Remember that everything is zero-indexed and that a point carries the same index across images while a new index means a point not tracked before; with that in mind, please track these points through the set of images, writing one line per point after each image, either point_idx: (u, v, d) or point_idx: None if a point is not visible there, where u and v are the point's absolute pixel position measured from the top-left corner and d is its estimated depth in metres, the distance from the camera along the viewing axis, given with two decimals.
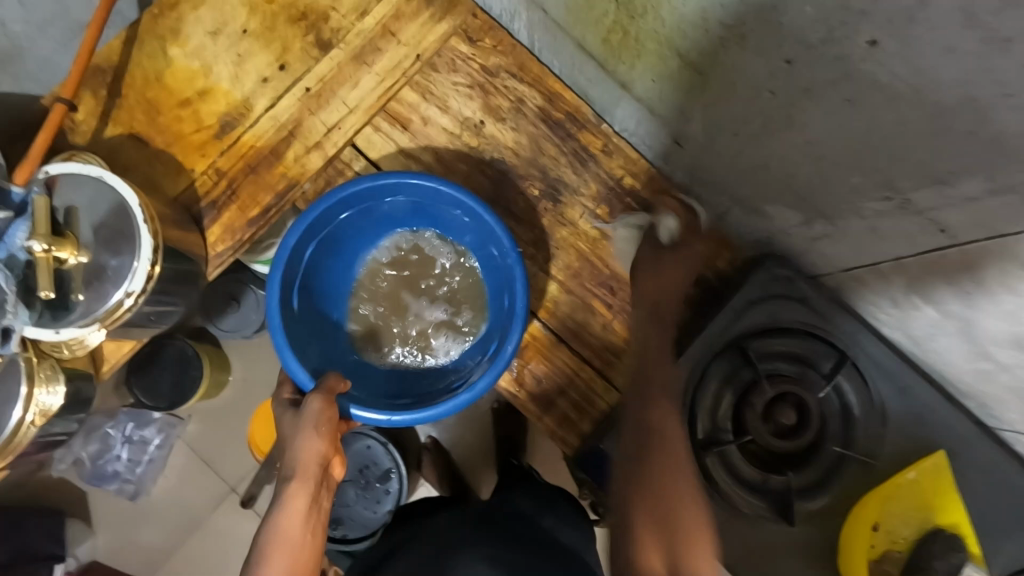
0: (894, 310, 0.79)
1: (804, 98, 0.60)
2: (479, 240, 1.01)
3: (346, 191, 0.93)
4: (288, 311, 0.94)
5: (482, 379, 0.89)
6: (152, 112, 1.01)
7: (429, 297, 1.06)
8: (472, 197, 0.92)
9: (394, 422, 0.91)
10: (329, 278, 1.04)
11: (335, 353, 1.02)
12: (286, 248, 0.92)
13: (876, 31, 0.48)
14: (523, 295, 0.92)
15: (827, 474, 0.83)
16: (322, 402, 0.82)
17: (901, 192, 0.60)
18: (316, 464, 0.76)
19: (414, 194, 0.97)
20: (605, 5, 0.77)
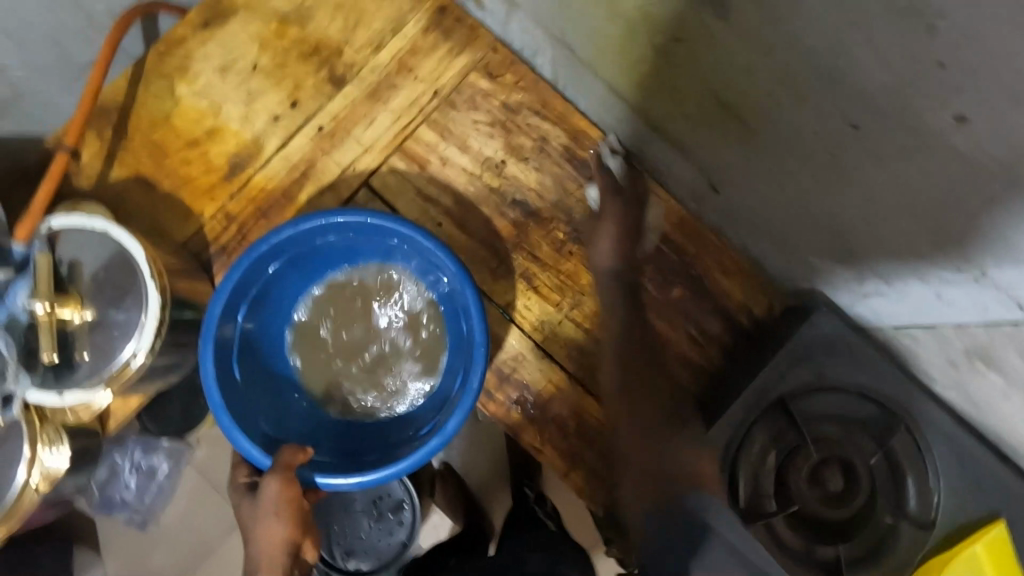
0: (952, 372, 0.74)
1: (869, 163, 0.55)
2: (423, 263, 0.92)
3: (266, 244, 0.85)
4: (230, 383, 0.86)
5: (449, 421, 0.82)
6: (159, 154, 0.97)
7: (374, 334, 0.94)
8: (412, 226, 0.84)
9: (365, 483, 0.82)
10: (272, 337, 0.95)
11: (290, 418, 0.93)
12: (212, 319, 0.83)
13: (965, 106, 0.43)
14: (479, 320, 0.83)
15: (878, 547, 0.77)
16: (280, 485, 0.79)
17: (976, 264, 0.55)
18: (282, 547, 0.78)
19: (350, 231, 0.88)
20: (641, 51, 0.72)
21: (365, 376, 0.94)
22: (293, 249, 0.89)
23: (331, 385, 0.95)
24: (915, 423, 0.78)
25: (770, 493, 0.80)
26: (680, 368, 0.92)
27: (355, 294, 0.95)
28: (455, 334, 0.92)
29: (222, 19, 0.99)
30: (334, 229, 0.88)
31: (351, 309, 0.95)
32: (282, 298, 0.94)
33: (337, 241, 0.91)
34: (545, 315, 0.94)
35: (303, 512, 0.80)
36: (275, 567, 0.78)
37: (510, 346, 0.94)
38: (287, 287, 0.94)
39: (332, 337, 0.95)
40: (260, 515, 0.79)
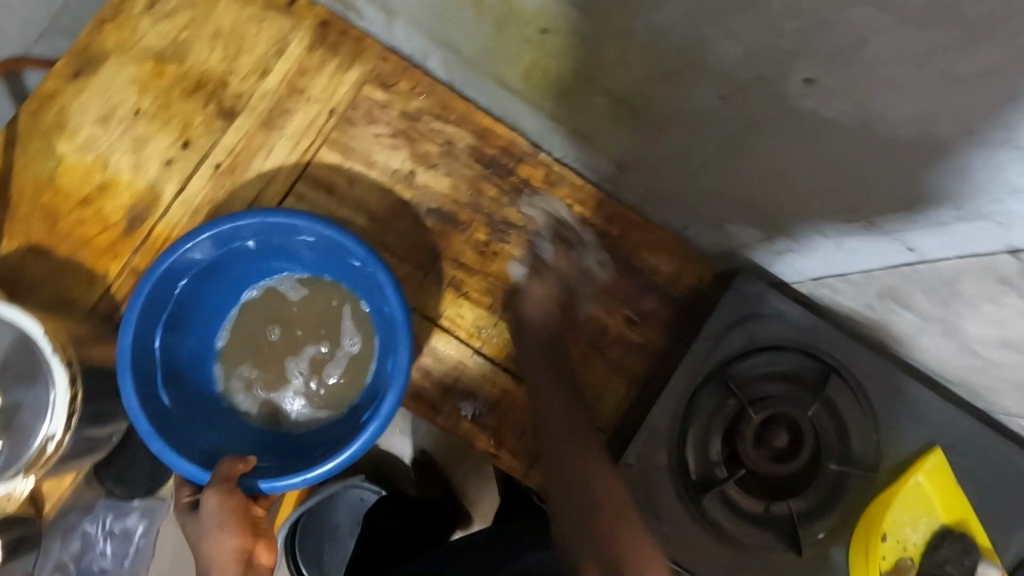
0: (873, 314, 0.75)
1: (748, 131, 0.55)
2: (335, 256, 0.88)
3: (165, 262, 0.81)
4: (157, 409, 0.82)
5: (383, 406, 0.79)
6: (49, 218, 0.91)
7: (304, 332, 0.90)
8: (308, 215, 0.82)
9: (312, 479, 0.78)
10: (199, 356, 0.90)
11: (233, 436, 0.88)
12: (126, 349, 0.80)
13: (811, 69, 0.42)
14: (399, 296, 0.81)
15: (828, 497, 0.79)
16: (220, 497, 0.74)
17: (864, 215, 0.56)
18: (231, 556, 0.73)
19: (254, 236, 0.85)
20: (519, 47, 0.69)
21: (302, 383, 0.90)
22: (198, 264, 0.85)
23: (279, 401, 0.90)
24: (850, 373, 0.80)
25: (721, 461, 0.81)
26: (620, 350, 0.92)
27: (280, 304, 0.92)
28: (378, 316, 0.88)
29: (94, 67, 0.94)
30: (233, 237, 0.84)
31: (279, 321, 0.91)
32: (203, 320, 0.90)
33: (248, 247, 0.87)
34: (481, 319, 0.93)
35: (253, 521, 0.76)
36: None
37: (449, 356, 0.93)
38: (205, 306, 0.90)
39: (270, 350, 0.90)
40: (205, 530, 0.74)
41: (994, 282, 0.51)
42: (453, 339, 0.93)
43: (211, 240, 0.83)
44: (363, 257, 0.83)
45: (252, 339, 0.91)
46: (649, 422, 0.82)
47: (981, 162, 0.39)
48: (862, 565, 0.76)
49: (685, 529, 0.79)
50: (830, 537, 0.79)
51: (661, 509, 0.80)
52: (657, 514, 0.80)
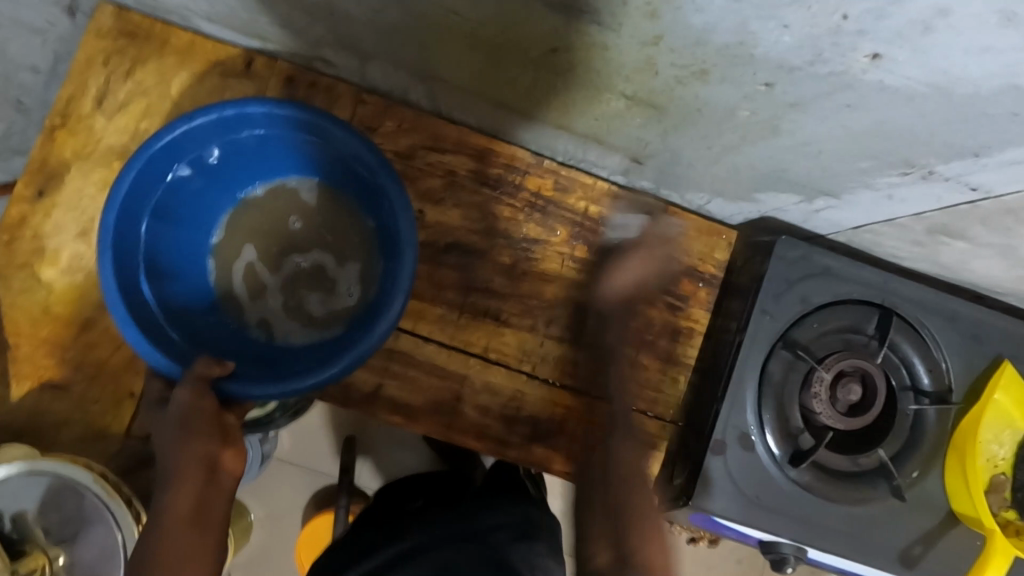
0: (920, 249, 0.75)
1: (792, 110, 0.52)
2: (338, 165, 0.86)
3: (160, 140, 0.76)
4: (140, 297, 0.78)
5: (392, 305, 0.76)
6: (55, 350, 0.86)
7: (302, 246, 0.92)
8: (324, 116, 0.78)
9: (283, 390, 0.75)
10: (185, 249, 0.87)
11: (215, 340, 0.85)
12: (108, 228, 0.75)
13: (878, 45, 0.40)
14: (406, 213, 0.78)
15: (911, 436, 0.80)
16: (192, 395, 0.72)
17: (921, 166, 0.54)
18: (197, 461, 0.70)
19: (265, 126, 0.80)
20: (518, 69, 0.65)
21: (300, 291, 0.91)
22: (196, 149, 0.80)
23: (273, 297, 0.91)
24: (905, 310, 0.80)
25: (803, 429, 0.80)
26: (672, 338, 0.91)
27: (291, 206, 0.92)
28: (384, 234, 0.87)
29: (58, 181, 0.87)
30: (239, 126, 0.80)
31: (283, 230, 0.91)
32: (191, 208, 0.86)
33: (254, 143, 0.83)
34: (525, 342, 0.90)
35: (223, 424, 0.73)
36: (190, 481, 0.69)
37: (503, 388, 0.90)
38: (199, 193, 0.86)
39: (284, 242, 0.92)
40: (172, 428, 0.71)
41: None
42: (503, 369, 0.90)
43: (215, 125, 0.78)
44: (372, 166, 0.80)
45: (257, 230, 0.91)
46: (726, 410, 0.79)
47: None
48: (963, 492, 0.77)
49: (785, 502, 0.79)
50: (925, 472, 0.79)
51: (758, 491, 0.79)
52: (757, 499, 0.79)
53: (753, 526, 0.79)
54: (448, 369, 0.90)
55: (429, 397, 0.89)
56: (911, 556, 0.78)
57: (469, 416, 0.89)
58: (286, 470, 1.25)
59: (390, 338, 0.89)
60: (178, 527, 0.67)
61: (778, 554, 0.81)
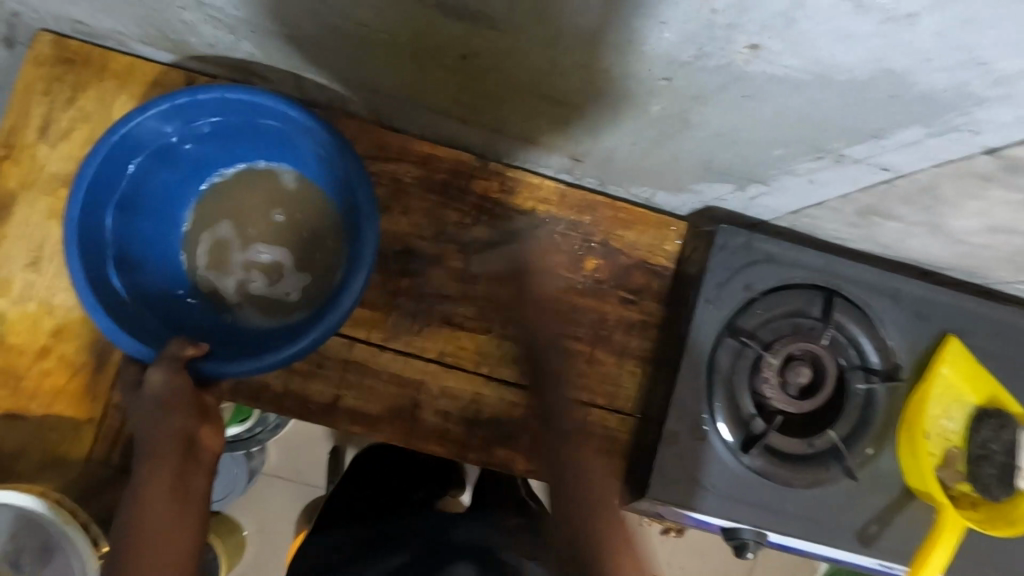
0: (857, 229, 0.75)
1: (697, 103, 0.53)
2: (296, 149, 0.87)
3: (117, 133, 0.78)
4: (108, 289, 0.80)
5: (355, 278, 0.77)
6: (11, 381, 0.86)
7: (272, 238, 0.92)
8: (273, 97, 0.79)
9: (253, 369, 0.76)
10: (153, 240, 0.88)
11: (190, 324, 0.87)
12: (72, 220, 0.77)
13: (753, 36, 0.40)
14: (367, 189, 0.80)
15: (862, 415, 0.80)
16: (167, 374, 0.75)
17: (832, 150, 0.55)
18: (175, 435, 0.73)
19: (216, 113, 0.82)
20: (442, 73, 0.65)
21: (268, 275, 0.92)
22: (154, 140, 0.82)
23: (242, 276, 0.91)
24: (849, 291, 0.81)
25: (755, 415, 0.80)
26: (626, 332, 0.91)
27: (272, 196, 0.92)
28: (347, 213, 0.88)
29: (5, 213, 0.88)
30: (193, 114, 0.81)
31: (257, 213, 0.92)
32: (156, 201, 0.87)
33: (210, 131, 0.85)
34: (481, 344, 0.91)
35: (202, 405, 0.77)
36: (168, 456, 0.72)
37: (462, 391, 0.90)
38: (162, 185, 0.87)
39: (261, 228, 0.92)
40: (150, 410, 0.75)
41: (976, 179, 0.52)
42: (461, 373, 0.90)
43: (169, 114, 0.80)
44: (328, 145, 0.81)
45: (231, 211, 0.92)
46: (678, 402, 0.80)
47: (947, 82, 0.40)
48: (915, 468, 0.78)
49: (739, 487, 0.79)
50: (878, 450, 0.80)
51: (714, 479, 0.79)
52: (714, 488, 0.79)
53: (710, 514, 0.79)
54: (406, 376, 0.90)
55: (388, 404, 0.89)
56: (869, 534, 0.79)
57: (428, 420, 0.90)
58: (274, 482, 1.25)
59: (346, 349, 0.89)
60: (160, 498, 0.69)
61: (739, 540, 0.81)
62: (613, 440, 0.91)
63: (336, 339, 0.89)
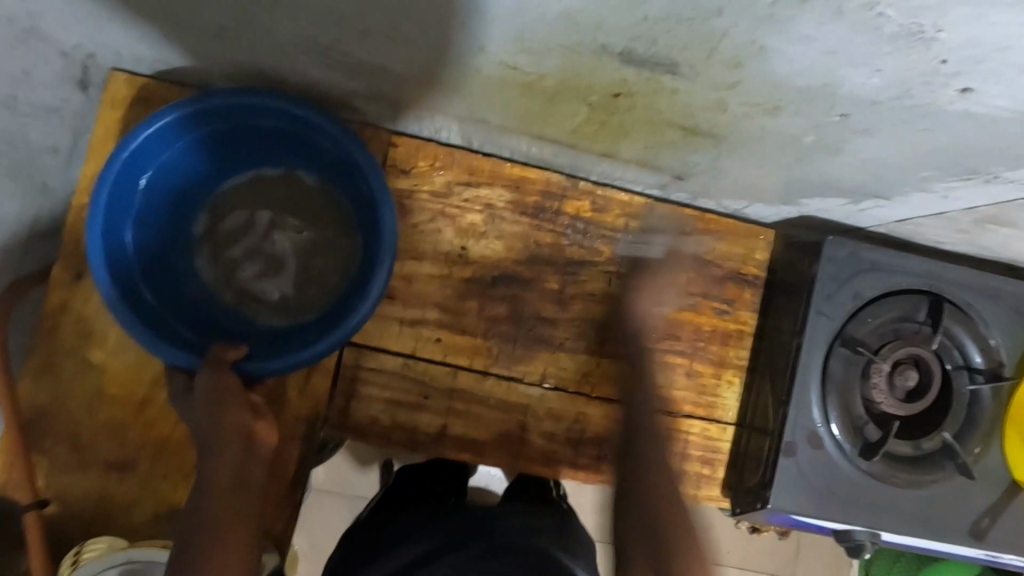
0: (964, 235, 0.77)
1: (861, 134, 0.54)
2: (299, 142, 0.85)
3: (127, 150, 0.75)
4: (141, 304, 0.80)
5: (376, 277, 0.76)
6: (118, 433, 0.85)
7: (289, 227, 0.93)
8: (274, 95, 0.76)
9: (294, 364, 0.76)
10: (166, 245, 0.88)
11: (215, 323, 0.88)
12: (96, 241, 0.74)
13: (972, 82, 0.42)
14: (379, 178, 0.78)
15: (970, 413, 0.83)
16: (213, 375, 0.73)
17: (988, 172, 0.57)
18: (234, 432, 0.69)
19: (222, 117, 0.79)
20: (575, 111, 0.64)
21: (285, 265, 0.93)
22: (158, 154, 0.80)
23: (262, 267, 0.93)
24: (951, 294, 0.82)
25: (866, 421, 0.82)
26: (722, 343, 0.92)
27: (285, 188, 0.93)
28: (358, 203, 0.87)
29: None
30: (198, 120, 0.79)
31: (265, 203, 0.93)
32: (166, 205, 0.86)
33: (210, 135, 0.83)
34: (583, 365, 0.91)
35: (253, 406, 0.73)
36: (229, 450, 0.68)
37: (566, 411, 0.91)
38: (170, 189, 0.86)
39: (274, 220, 0.93)
40: (200, 413, 0.71)
41: None
42: (564, 394, 0.91)
43: (173, 123, 0.77)
44: (333, 135, 0.79)
45: (240, 205, 0.93)
46: (797, 413, 0.81)
47: None
48: None
49: (860, 494, 0.81)
50: (986, 447, 0.82)
51: (837, 487, 0.81)
52: (835, 496, 0.81)
53: (831, 520, 0.81)
54: (510, 400, 0.90)
55: (494, 431, 0.90)
56: (982, 527, 0.81)
57: (535, 443, 0.90)
58: (348, 503, 1.25)
59: (449, 377, 0.89)
60: (222, 491, 0.66)
61: (854, 542, 0.82)
62: (714, 451, 0.92)
63: (440, 367, 0.89)
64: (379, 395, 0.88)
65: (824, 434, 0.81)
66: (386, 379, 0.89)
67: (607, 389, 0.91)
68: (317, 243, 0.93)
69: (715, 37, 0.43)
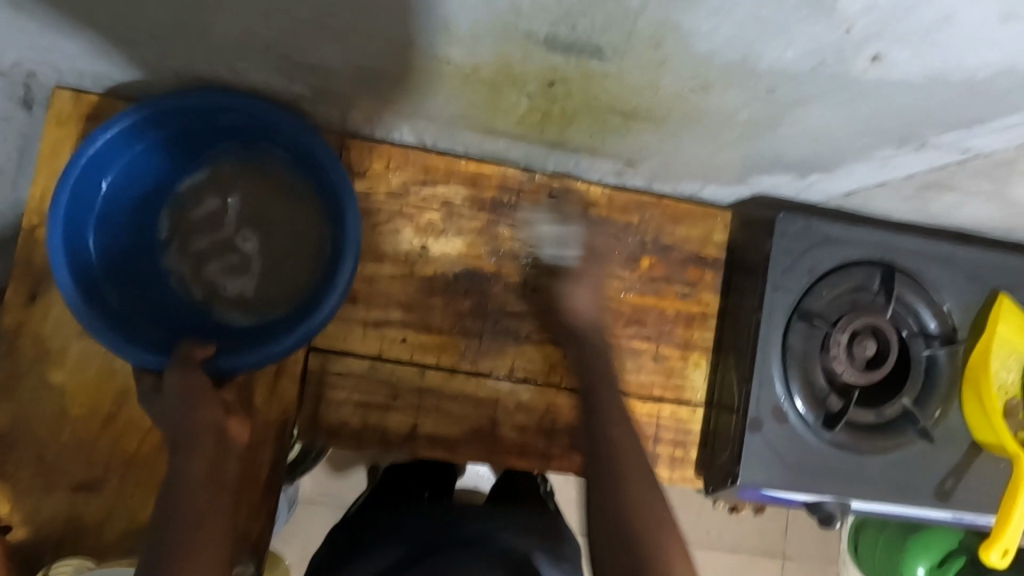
0: (910, 204, 0.79)
1: (791, 107, 0.55)
2: (258, 132, 0.83)
3: (85, 156, 0.75)
4: (108, 309, 0.80)
5: (342, 271, 0.77)
6: (82, 453, 0.84)
7: (256, 219, 0.91)
8: (229, 94, 0.76)
9: (264, 358, 0.77)
10: (133, 250, 0.87)
11: (186, 325, 0.87)
12: (57, 248, 0.75)
13: (883, 48, 0.43)
14: (337, 169, 0.78)
15: (927, 378, 0.84)
16: (181, 375, 0.72)
17: (918, 138, 0.58)
18: (208, 427, 0.69)
19: (180, 118, 0.80)
20: (519, 100, 0.65)
21: (254, 257, 0.90)
22: (120, 156, 0.80)
23: (232, 263, 0.90)
24: (903, 264, 0.84)
25: (829, 392, 0.84)
26: (686, 325, 0.93)
27: (249, 180, 0.90)
28: (323, 191, 0.85)
29: (50, 282, 0.84)
30: (157, 124, 0.79)
31: (228, 196, 0.90)
32: (132, 210, 0.86)
33: (172, 136, 0.83)
34: (550, 356, 0.91)
35: (224, 403, 0.73)
36: (201, 447, 0.68)
37: (536, 404, 0.91)
38: (135, 194, 0.86)
39: (240, 213, 0.90)
40: (171, 413, 0.70)
41: None
42: (533, 386, 0.91)
43: (131, 128, 0.77)
44: (291, 130, 0.78)
45: (204, 199, 0.90)
46: (761, 388, 0.82)
47: None
48: (984, 421, 0.82)
49: (826, 464, 0.82)
50: (946, 410, 0.84)
51: (804, 458, 0.82)
52: (802, 467, 0.82)
53: (799, 491, 0.82)
54: (479, 396, 0.90)
55: (465, 427, 0.90)
56: (946, 489, 0.83)
57: (508, 437, 0.91)
58: (329, 512, 1.24)
59: (418, 376, 0.89)
60: (198, 488, 0.65)
61: (823, 511, 0.84)
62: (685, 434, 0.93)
63: (407, 367, 0.89)
64: (348, 398, 0.88)
65: (788, 407, 0.82)
66: (353, 382, 0.88)
67: (575, 379, 0.92)
68: (285, 231, 0.90)
69: (634, 16, 0.43)
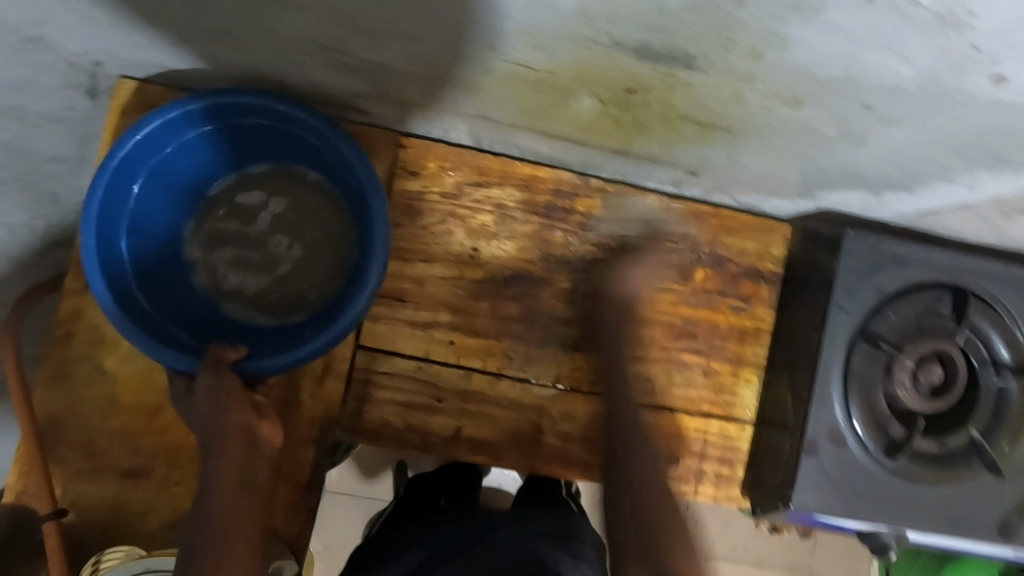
0: (988, 227, 0.75)
1: (883, 125, 0.52)
2: (286, 135, 0.84)
3: (115, 157, 0.75)
4: (138, 310, 0.80)
5: (370, 274, 0.75)
6: (131, 440, 0.85)
7: (283, 223, 0.91)
8: (259, 94, 0.75)
9: (291, 362, 0.75)
10: (161, 254, 0.87)
11: (212, 326, 0.87)
12: (89, 248, 0.74)
13: (1006, 68, 0.40)
14: (367, 174, 0.78)
15: (997, 409, 0.80)
16: (214, 377, 0.71)
17: (1016, 160, 0.55)
18: (239, 429, 0.68)
19: (206, 118, 0.79)
20: (588, 106, 0.63)
21: (280, 260, 0.90)
22: (147, 159, 0.80)
23: (257, 265, 0.90)
24: (976, 288, 0.80)
25: (890, 419, 0.81)
26: (739, 340, 0.90)
27: (275, 183, 0.90)
28: (349, 197, 0.85)
29: None
30: (186, 123, 0.79)
31: (256, 199, 0.91)
32: (159, 213, 0.86)
33: (200, 137, 0.82)
34: (597, 364, 0.90)
35: (252, 404, 0.72)
36: (232, 450, 0.67)
37: (581, 412, 0.90)
38: (162, 196, 0.85)
39: (269, 215, 0.91)
40: (200, 416, 0.69)
41: None
42: (578, 395, 0.90)
43: (158, 128, 0.77)
44: (321, 131, 0.78)
45: (231, 201, 0.91)
46: (818, 410, 0.79)
47: None
48: None
49: (884, 493, 0.79)
50: (1015, 444, 0.80)
51: (861, 485, 0.79)
52: (858, 495, 0.79)
53: (854, 520, 0.79)
54: (523, 402, 0.89)
55: (508, 433, 0.89)
56: (1011, 525, 0.79)
57: (551, 444, 0.89)
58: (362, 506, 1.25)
59: (462, 379, 0.88)
60: (230, 490, 0.65)
61: (878, 542, 0.82)
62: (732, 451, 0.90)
63: (452, 370, 0.88)
64: (391, 398, 0.88)
65: (846, 433, 0.80)
66: (397, 382, 0.88)
67: None
68: (314, 233, 0.90)
69: (736, 27, 0.41)
